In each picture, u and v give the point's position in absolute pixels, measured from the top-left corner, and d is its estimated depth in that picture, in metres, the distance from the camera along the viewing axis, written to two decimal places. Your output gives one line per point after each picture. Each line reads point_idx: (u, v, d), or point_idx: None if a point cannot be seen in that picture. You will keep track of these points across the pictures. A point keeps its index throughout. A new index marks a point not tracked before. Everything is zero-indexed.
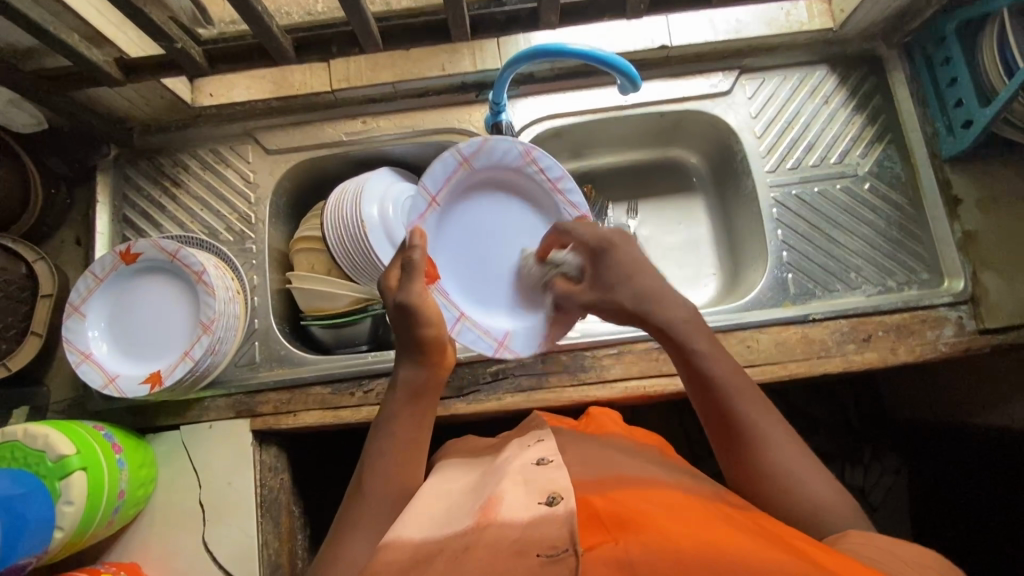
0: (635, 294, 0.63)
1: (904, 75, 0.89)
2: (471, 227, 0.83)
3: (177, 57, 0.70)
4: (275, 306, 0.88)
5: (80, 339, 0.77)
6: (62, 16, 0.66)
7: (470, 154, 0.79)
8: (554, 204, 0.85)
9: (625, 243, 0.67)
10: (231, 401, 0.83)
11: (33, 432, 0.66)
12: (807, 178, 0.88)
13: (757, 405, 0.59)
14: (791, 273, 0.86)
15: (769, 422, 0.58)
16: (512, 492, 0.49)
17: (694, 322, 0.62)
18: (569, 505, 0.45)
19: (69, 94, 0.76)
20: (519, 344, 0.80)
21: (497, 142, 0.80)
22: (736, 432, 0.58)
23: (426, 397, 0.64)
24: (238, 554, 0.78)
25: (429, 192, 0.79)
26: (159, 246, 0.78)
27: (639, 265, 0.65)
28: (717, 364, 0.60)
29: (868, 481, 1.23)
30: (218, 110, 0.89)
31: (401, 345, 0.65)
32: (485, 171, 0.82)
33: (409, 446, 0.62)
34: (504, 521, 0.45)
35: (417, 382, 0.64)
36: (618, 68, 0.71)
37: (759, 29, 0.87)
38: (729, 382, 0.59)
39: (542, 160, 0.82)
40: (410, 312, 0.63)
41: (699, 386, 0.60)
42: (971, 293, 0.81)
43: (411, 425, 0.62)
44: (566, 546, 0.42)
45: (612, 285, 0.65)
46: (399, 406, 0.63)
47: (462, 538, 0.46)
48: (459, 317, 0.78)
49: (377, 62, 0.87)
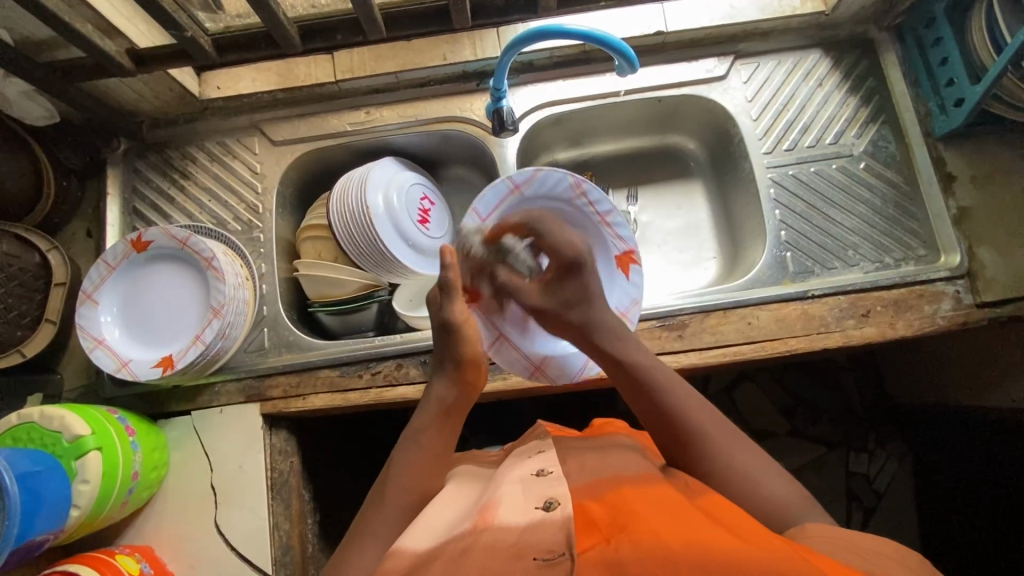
0: (584, 315, 0.70)
1: (895, 57, 0.91)
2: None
3: (186, 46, 0.73)
4: (283, 293, 0.90)
5: (93, 325, 0.79)
6: (76, 7, 0.68)
7: (522, 181, 0.77)
8: (602, 237, 0.83)
9: (591, 264, 0.74)
10: (241, 385, 0.84)
11: (49, 414, 0.68)
12: (803, 159, 0.90)
13: (699, 408, 0.61)
14: (789, 251, 0.87)
15: (721, 430, 0.59)
16: (511, 498, 0.51)
17: (638, 346, 0.67)
18: (566, 510, 0.48)
19: (81, 85, 0.78)
20: (555, 371, 0.81)
21: (550, 172, 0.77)
22: (680, 436, 0.59)
23: (454, 415, 0.69)
24: (250, 536, 0.80)
25: (479, 217, 0.77)
26: (170, 234, 0.80)
27: (598, 289, 0.72)
28: (659, 373, 0.64)
29: (872, 468, 1.24)
30: (224, 103, 0.91)
31: (440, 362, 0.71)
32: (535, 198, 0.80)
33: (434, 458, 0.65)
34: (501, 526, 0.48)
35: (450, 399, 0.69)
36: (615, 47, 0.73)
37: (752, 15, 0.89)
38: (670, 392, 0.62)
39: (592, 194, 0.80)
40: (454, 328, 0.70)
41: (639, 394, 0.63)
42: (967, 267, 0.82)
43: (439, 439, 0.67)
44: (562, 551, 0.44)
45: (567, 300, 0.71)
46: (429, 419, 0.68)
47: (460, 541, 0.48)
48: (497, 337, 0.80)
49: (379, 53, 0.89)
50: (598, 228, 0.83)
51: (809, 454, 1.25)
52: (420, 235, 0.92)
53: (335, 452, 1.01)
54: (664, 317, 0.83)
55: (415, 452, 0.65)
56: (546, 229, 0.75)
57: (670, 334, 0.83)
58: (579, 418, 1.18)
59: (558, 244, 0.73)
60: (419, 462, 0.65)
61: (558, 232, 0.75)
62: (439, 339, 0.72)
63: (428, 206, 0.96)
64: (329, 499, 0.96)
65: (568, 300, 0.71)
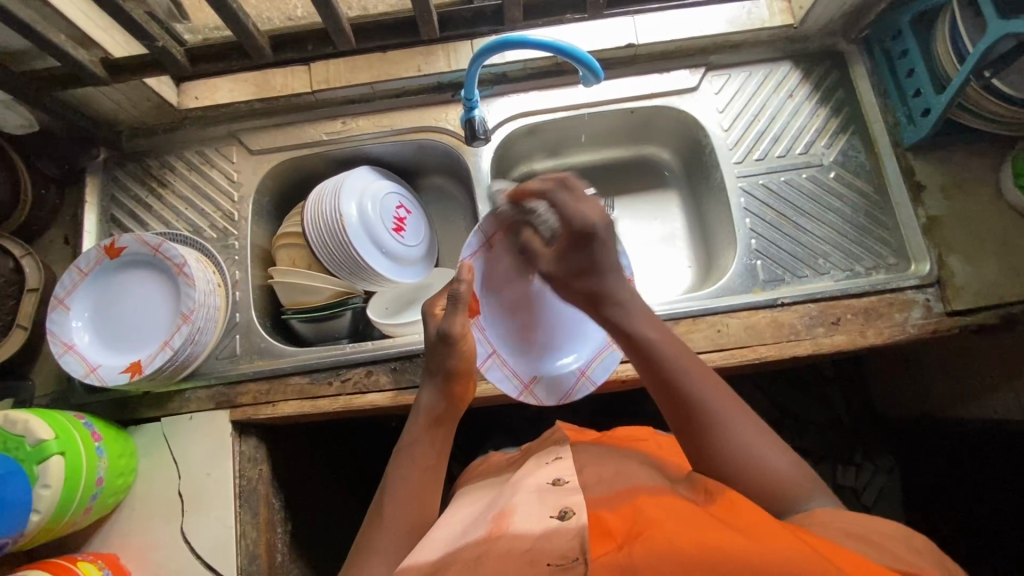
0: (595, 285, 0.68)
1: (864, 68, 0.92)
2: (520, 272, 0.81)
3: (159, 55, 0.75)
4: (257, 300, 0.90)
5: (64, 330, 0.79)
6: (51, 18, 0.70)
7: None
8: None
9: (605, 230, 0.68)
10: (211, 392, 0.84)
11: (13, 417, 0.68)
12: (773, 169, 0.90)
13: (712, 385, 0.61)
14: (759, 259, 0.87)
15: (732, 408, 0.59)
16: (525, 510, 0.53)
17: (651, 323, 0.66)
18: (580, 518, 0.48)
19: (58, 93, 0.80)
20: (544, 392, 0.81)
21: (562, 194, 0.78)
22: (689, 416, 0.59)
23: (445, 425, 0.70)
24: (216, 543, 0.79)
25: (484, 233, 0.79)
26: (142, 240, 0.80)
27: (612, 258, 0.68)
28: (668, 345, 0.64)
29: (860, 481, 1.21)
30: (202, 113, 0.92)
31: (431, 372, 0.72)
32: None
33: (432, 467, 0.67)
34: (515, 534, 0.49)
35: (439, 410, 0.70)
36: (579, 59, 0.75)
37: (722, 28, 0.90)
38: (683, 366, 0.62)
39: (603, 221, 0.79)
40: (451, 341, 0.70)
41: (652, 369, 0.63)
42: (936, 276, 0.82)
43: (431, 450, 0.68)
44: (575, 556, 0.44)
45: (575, 271, 0.69)
46: (418, 432, 0.69)
47: (475, 549, 0.49)
48: (491, 353, 0.80)
49: (355, 64, 0.90)
50: None
51: None
52: (395, 243, 0.93)
53: (307, 462, 1.00)
54: None
55: (411, 465, 0.66)
56: (561, 198, 0.68)
57: None
58: None
59: (566, 212, 0.68)
60: (415, 476, 0.66)
61: (571, 197, 0.68)
62: (434, 351, 0.71)
63: (404, 215, 0.96)
64: (301, 509, 0.95)
65: (579, 267, 0.69)
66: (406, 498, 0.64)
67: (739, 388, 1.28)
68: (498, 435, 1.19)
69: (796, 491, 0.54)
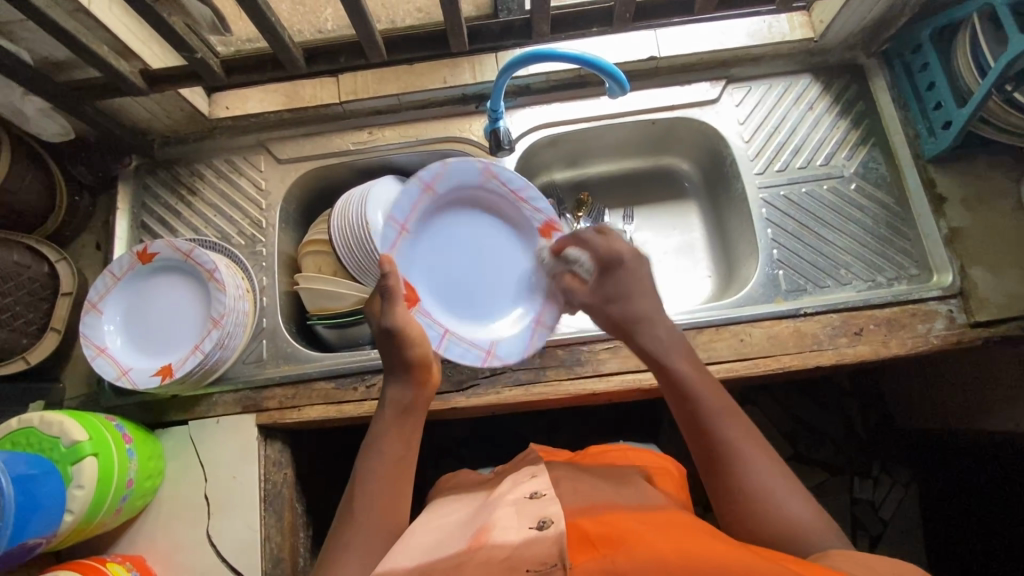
0: (626, 309, 0.71)
1: (884, 81, 0.93)
2: (438, 247, 0.84)
3: (196, 66, 0.77)
4: (283, 307, 0.91)
5: (97, 333, 0.81)
6: (94, 30, 0.73)
7: (431, 179, 0.81)
8: (518, 214, 0.87)
9: (633, 261, 0.73)
10: (238, 396, 0.85)
11: (49, 419, 0.69)
12: (794, 180, 0.91)
13: (739, 425, 0.60)
14: (782, 269, 0.88)
15: (731, 415, 0.61)
16: (504, 521, 0.51)
17: (684, 352, 0.67)
18: (559, 526, 0.47)
19: (95, 103, 0.82)
20: (506, 350, 0.82)
21: (455, 164, 0.82)
22: (714, 456, 0.59)
23: (414, 415, 0.67)
24: (241, 548, 0.80)
25: (397, 222, 0.79)
26: (174, 246, 0.82)
27: (639, 284, 0.72)
28: (688, 364, 0.65)
29: (878, 494, 1.20)
30: (232, 122, 0.94)
31: (391, 368, 0.69)
32: (450, 192, 0.84)
33: (401, 458, 0.64)
34: (494, 544, 0.47)
35: (404, 399, 0.67)
36: (607, 71, 0.76)
37: (743, 41, 0.91)
38: (713, 404, 0.61)
39: (501, 174, 0.84)
40: (398, 335, 0.68)
41: (681, 402, 0.63)
42: (959, 287, 0.83)
43: (401, 441, 0.65)
44: (555, 562, 0.43)
45: (608, 297, 0.73)
46: (387, 425, 0.66)
47: (453, 559, 0.48)
48: (444, 334, 0.81)
49: (382, 76, 0.92)
50: (513, 207, 0.87)
51: (811, 479, 1.21)
52: None
53: (327, 467, 1.01)
54: None
55: (379, 458, 0.63)
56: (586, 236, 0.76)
57: None
58: (575, 442, 1.19)
59: (596, 247, 0.74)
60: (384, 470, 0.63)
61: (600, 234, 0.75)
62: (386, 348, 0.69)
63: None
64: (322, 515, 0.96)
65: (608, 295, 0.73)
66: (378, 489, 0.61)
67: (756, 400, 1.26)
68: (514, 444, 1.19)
69: (803, 525, 0.54)
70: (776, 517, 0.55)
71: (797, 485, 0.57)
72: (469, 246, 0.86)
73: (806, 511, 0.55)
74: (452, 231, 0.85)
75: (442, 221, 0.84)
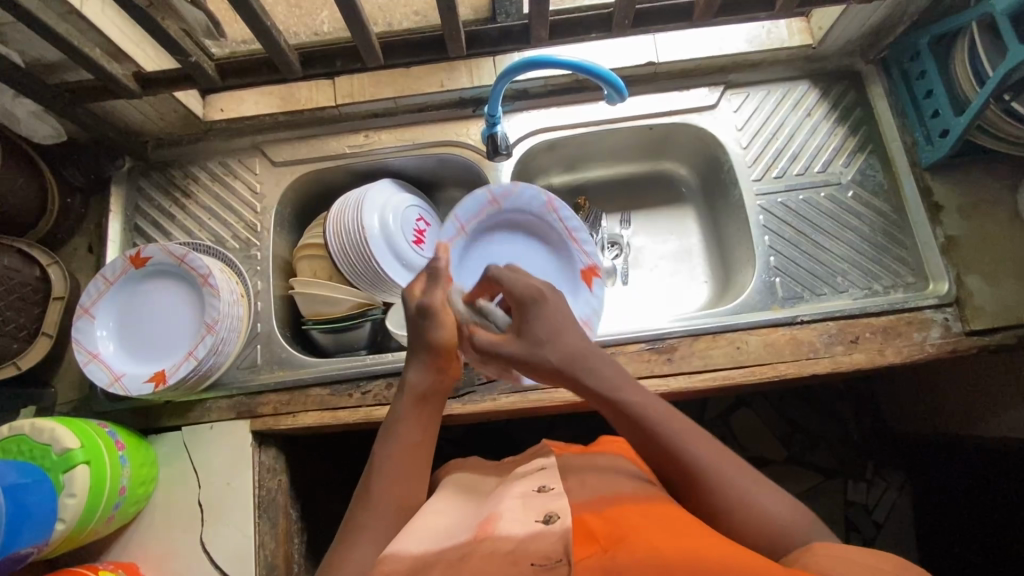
0: (562, 348, 0.60)
1: (882, 88, 0.93)
2: (491, 257, 0.89)
3: (190, 70, 0.76)
4: (277, 311, 0.91)
5: (90, 339, 0.80)
6: (85, 33, 0.72)
7: (501, 194, 0.86)
8: (569, 253, 0.91)
9: (554, 298, 0.64)
10: (232, 402, 0.85)
11: (39, 426, 0.68)
12: (791, 187, 0.91)
13: (703, 442, 0.56)
14: (778, 277, 0.88)
15: (697, 437, 0.56)
16: (510, 511, 0.50)
17: (629, 383, 0.59)
18: (566, 522, 0.47)
19: (88, 106, 0.81)
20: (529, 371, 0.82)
21: (525, 188, 0.87)
22: (691, 484, 0.55)
23: (432, 401, 0.64)
24: (235, 555, 0.79)
25: (459, 221, 0.85)
26: (168, 251, 0.81)
27: (567, 321, 0.63)
28: (636, 395, 0.58)
29: (871, 497, 1.20)
30: (228, 125, 0.94)
31: (414, 350, 0.66)
32: (512, 212, 0.89)
33: (419, 445, 0.61)
34: (499, 535, 0.47)
35: (424, 386, 0.64)
36: (605, 78, 0.76)
37: (742, 47, 0.92)
38: (676, 433, 0.56)
39: (562, 211, 0.89)
40: (430, 314, 0.66)
41: (644, 440, 0.57)
42: (955, 295, 0.83)
43: (419, 427, 0.62)
44: (559, 557, 0.43)
45: (539, 338, 0.61)
46: (405, 410, 0.63)
47: (458, 550, 0.47)
48: None
49: (378, 79, 0.92)
50: (566, 244, 0.91)
51: (808, 481, 1.21)
52: (415, 254, 0.92)
53: (321, 471, 1.00)
54: (654, 340, 0.84)
55: (397, 443, 0.61)
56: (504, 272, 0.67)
57: (659, 357, 0.83)
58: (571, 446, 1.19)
59: (510, 283, 0.65)
60: (402, 455, 0.60)
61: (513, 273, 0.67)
62: (415, 326, 0.66)
63: (424, 227, 0.96)
64: (315, 520, 0.95)
65: (538, 337, 0.61)
66: (393, 475, 0.59)
67: (751, 403, 1.26)
68: (510, 448, 1.19)
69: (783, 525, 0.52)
70: (759, 522, 0.52)
71: (771, 484, 0.55)
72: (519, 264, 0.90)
73: (783, 509, 0.53)
74: (508, 247, 0.90)
75: (500, 234, 0.90)
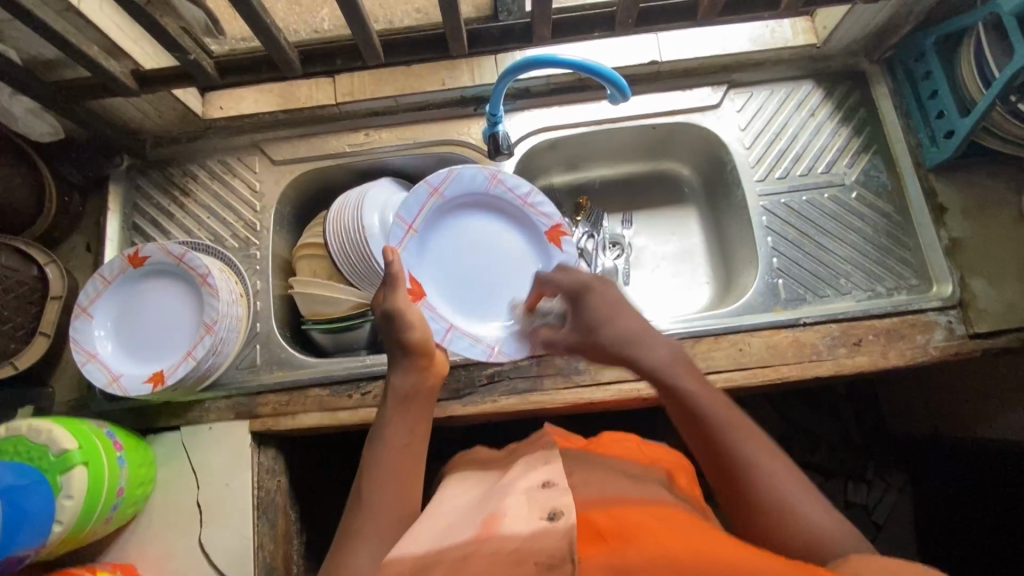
0: (613, 330, 0.65)
1: (886, 88, 0.92)
2: (450, 242, 0.88)
3: (190, 68, 0.75)
4: (276, 311, 0.90)
5: (88, 339, 0.80)
6: (84, 30, 0.71)
7: (439, 183, 0.84)
8: (528, 218, 0.90)
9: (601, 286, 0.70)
10: (231, 402, 0.84)
11: (36, 427, 0.68)
12: (795, 188, 0.91)
13: (749, 435, 0.56)
14: (781, 278, 0.87)
15: (746, 430, 0.56)
16: (515, 509, 0.49)
17: (685, 366, 0.62)
18: (570, 519, 0.46)
19: (87, 103, 0.80)
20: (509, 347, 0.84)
21: (462, 170, 0.85)
22: (730, 473, 0.55)
23: (418, 402, 0.65)
24: (233, 557, 0.79)
25: (405, 222, 0.83)
26: (166, 250, 0.80)
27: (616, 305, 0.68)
28: (693, 382, 0.60)
29: (871, 498, 1.19)
30: (227, 123, 0.93)
31: (394, 355, 0.68)
32: (458, 196, 0.87)
33: (407, 447, 0.62)
34: (504, 534, 0.47)
35: (407, 388, 0.66)
36: (608, 78, 0.75)
37: (745, 46, 0.91)
38: (722, 419, 0.57)
39: (508, 180, 0.87)
40: (395, 317, 0.67)
41: (689, 422, 0.58)
42: (959, 298, 0.82)
43: (405, 429, 0.63)
44: (564, 556, 0.42)
45: (589, 325, 0.67)
46: (389, 414, 0.64)
47: (462, 548, 0.47)
48: (448, 328, 0.82)
49: (379, 77, 0.91)
50: (524, 212, 0.90)
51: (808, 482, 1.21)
52: None
53: (319, 472, 1.00)
54: None
55: (384, 447, 0.61)
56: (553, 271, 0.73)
57: None
58: None
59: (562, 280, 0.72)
60: (392, 458, 0.60)
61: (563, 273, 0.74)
62: (386, 332, 0.68)
63: None
64: (313, 520, 0.95)
65: (589, 326, 0.67)
66: (387, 478, 0.59)
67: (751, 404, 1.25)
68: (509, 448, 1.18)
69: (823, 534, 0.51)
70: (796, 528, 0.51)
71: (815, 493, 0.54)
72: (479, 243, 0.89)
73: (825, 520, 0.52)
74: (465, 229, 0.89)
75: (454, 219, 0.88)
